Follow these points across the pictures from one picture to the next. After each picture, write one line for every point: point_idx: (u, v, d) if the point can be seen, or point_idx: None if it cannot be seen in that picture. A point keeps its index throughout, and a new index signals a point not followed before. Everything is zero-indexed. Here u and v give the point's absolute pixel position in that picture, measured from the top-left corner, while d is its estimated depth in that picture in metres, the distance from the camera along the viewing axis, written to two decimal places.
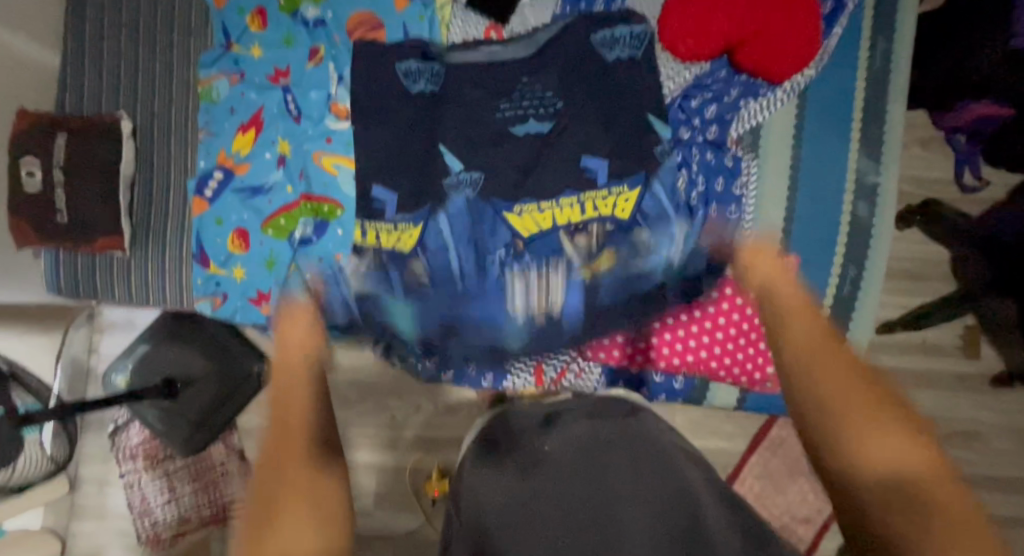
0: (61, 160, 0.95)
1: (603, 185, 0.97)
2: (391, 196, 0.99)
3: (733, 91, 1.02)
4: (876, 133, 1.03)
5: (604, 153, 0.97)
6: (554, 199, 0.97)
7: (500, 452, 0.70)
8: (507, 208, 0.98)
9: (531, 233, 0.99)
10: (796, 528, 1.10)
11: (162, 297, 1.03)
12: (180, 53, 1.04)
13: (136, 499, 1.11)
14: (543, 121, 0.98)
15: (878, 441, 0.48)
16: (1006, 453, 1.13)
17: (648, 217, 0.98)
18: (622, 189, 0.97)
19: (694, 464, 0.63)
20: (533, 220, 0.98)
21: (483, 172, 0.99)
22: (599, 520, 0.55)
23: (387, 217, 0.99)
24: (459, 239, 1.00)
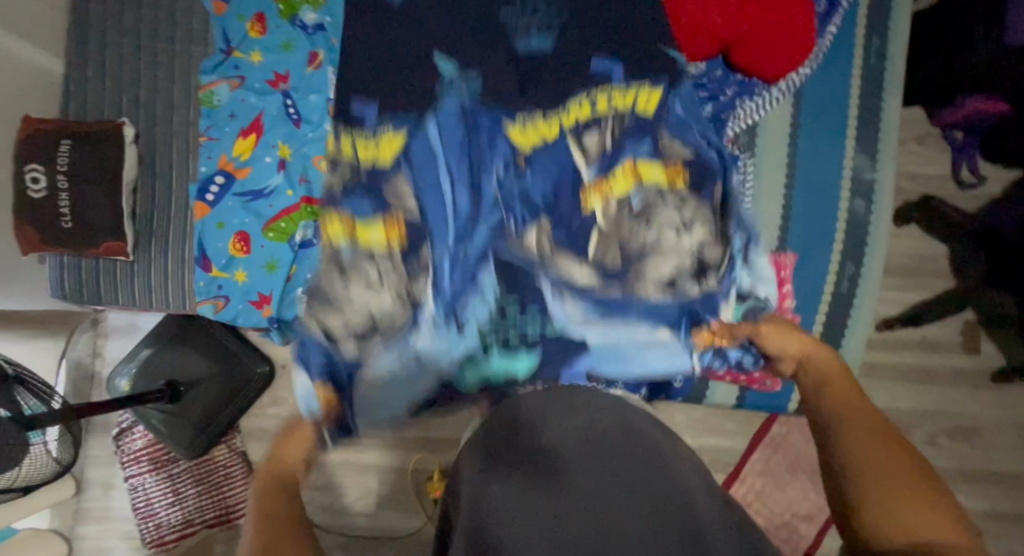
0: (64, 165, 0.96)
1: (616, 82, 0.91)
2: (368, 110, 0.95)
3: (728, 90, 1.00)
4: (873, 131, 1.04)
5: (609, 56, 0.93)
6: (558, 108, 0.91)
7: (501, 446, 0.69)
8: (509, 122, 0.92)
9: (532, 146, 0.91)
10: (798, 526, 1.10)
11: (165, 300, 1.04)
12: (181, 59, 1.05)
13: (140, 502, 1.11)
14: (544, 40, 0.96)
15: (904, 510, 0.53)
16: (1009, 447, 1.12)
17: (668, 120, 0.89)
18: (643, 86, 0.91)
19: (689, 463, 0.64)
20: (534, 135, 0.91)
21: (478, 75, 0.95)
22: (596, 507, 0.55)
23: (364, 126, 0.93)
24: (450, 152, 0.92)
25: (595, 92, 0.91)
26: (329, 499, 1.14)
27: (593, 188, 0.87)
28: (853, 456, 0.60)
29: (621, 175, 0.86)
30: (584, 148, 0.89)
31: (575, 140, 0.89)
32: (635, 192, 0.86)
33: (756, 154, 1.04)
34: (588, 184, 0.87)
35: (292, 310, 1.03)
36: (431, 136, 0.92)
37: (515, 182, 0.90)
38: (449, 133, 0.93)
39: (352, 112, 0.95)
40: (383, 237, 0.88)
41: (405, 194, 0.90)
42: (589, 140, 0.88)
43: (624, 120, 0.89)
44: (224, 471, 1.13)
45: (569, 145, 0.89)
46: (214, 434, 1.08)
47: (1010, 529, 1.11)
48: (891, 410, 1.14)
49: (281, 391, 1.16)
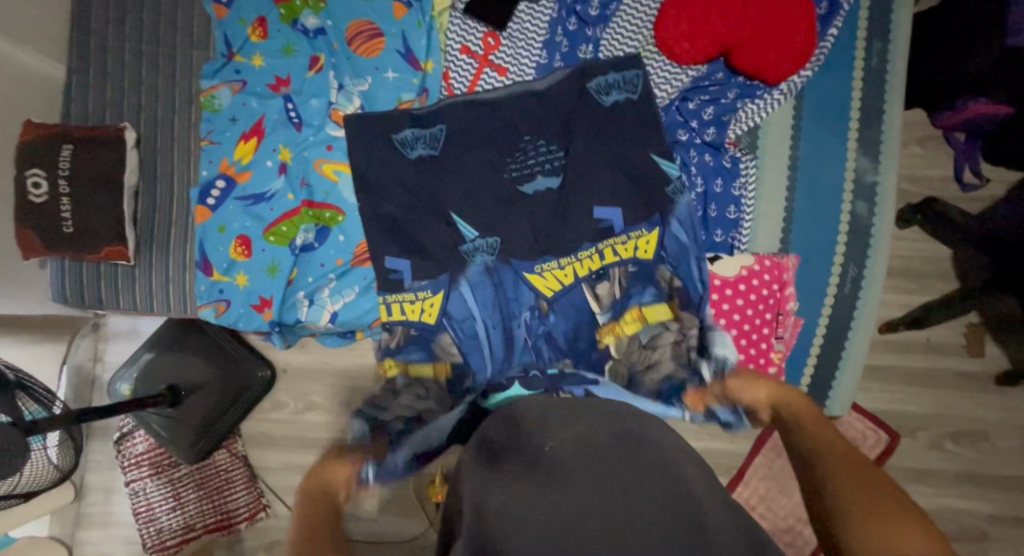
0: (66, 170, 0.96)
1: (619, 232, 1.01)
2: (405, 266, 1.02)
3: (729, 93, 1.03)
4: (874, 134, 1.03)
5: (611, 201, 1.00)
6: (573, 254, 1.01)
7: (501, 455, 0.69)
8: (528, 268, 1.02)
9: (555, 290, 1.02)
10: (802, 530, 1.10)
11: (166, 304, 1.04)
12: (183, 63, 1.05)
13: (141, 507, 1.11)
14: (550, 177, 1.02)
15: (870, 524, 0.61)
16: (1014, 451, 1.12)
17: (669, 255, 1.01)
18: (640, 232, 1.01)
19: (692, 468, 0.63)
20: (556, 278, 1.02)
21: (500, 238, 1.02)
22: (599, 519, 0.55)
23: (405, 287, 1.03)
24: (483, 306, 1.03)
25: (603, 244, 1.01)
26: None
27: (608, 328, 1.02)
28: (839, 489, 0.67)
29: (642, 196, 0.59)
30: (600, 300, 1.02)
31: (590, 290, 1.02)
32: (645, 328, 1.00)
33: (757, 156, 1.04)
34: (604, 325, 1.02)
35: (291, 314, 1.03)
36: (465, 297, 1.03)
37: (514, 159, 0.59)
38: (480, 293, 1.03)
39: (387, 267, 1.02)
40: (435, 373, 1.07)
41: (448, 345, 1.05)
42: (602, 289, 1.02)
43: (631, 266, 1.01)
44: (224, 476, 1.12)
45: (585, 293, 1.03)
46: (215, 440, 1.07)
47: (1016, 533, 1.10)
48: (895, 413, 1.13)
49: (282, 396, 1.16)
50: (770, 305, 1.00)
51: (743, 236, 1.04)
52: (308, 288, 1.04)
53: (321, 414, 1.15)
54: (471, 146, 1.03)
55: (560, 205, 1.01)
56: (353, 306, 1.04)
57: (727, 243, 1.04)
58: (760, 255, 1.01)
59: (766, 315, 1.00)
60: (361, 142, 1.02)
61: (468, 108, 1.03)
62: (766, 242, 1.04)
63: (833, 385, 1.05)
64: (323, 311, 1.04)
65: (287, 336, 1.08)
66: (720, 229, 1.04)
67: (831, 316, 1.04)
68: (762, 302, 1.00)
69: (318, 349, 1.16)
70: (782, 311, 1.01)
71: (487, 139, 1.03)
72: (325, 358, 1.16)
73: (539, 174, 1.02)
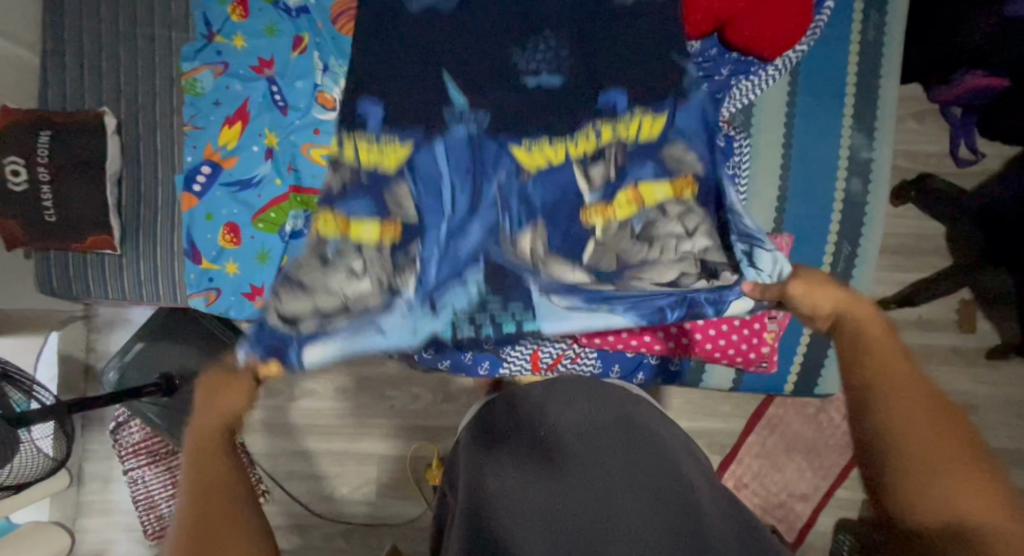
0: (44, 157, 0.94)
1: (623, 113, 0.83)
2: (373, 114, 0.87)
3: (722, 70, 0.99)
4: (871, 109, 1.02)
5: (621, 85, 0.84)
6: (567, 136, 0.84)
7: (501, 431, 0.67)
8: (514, 143, 0.85)
9: (539, 169, 0.84)
10: (794, 505, 1.12)
11: (155, 293, 1.02)
12: (162, 44, 1.02)
13: (140, 494, 1.11)
14: (556, 75, 0.88)
15: (943, 478, 0.47)
16: (1007, 425, 1.13)
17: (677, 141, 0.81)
18: (636, 116, 0.82)
19: (686, 451, 0.63)
20: (544, 156, 0.84)
21: (488, 113, 0.86)
22: (599, 507, 0.55)
23: (367, 131, 0.86)
24: (457, 169, 0.85)
25: (600, 125, 0.84)
26: (328, 488, 1.15)
27: (595, 209, 0.80)
28: (899, 452, 0.49)
29: (625, 201, 0.78)
30: (590, 177, 0.81)
31: (581, 169, 0.82)
32: (639, 216, 0.77)
33: (751, 134, 1.03)
34: (589, 205, 0.80)
35: None
36: (437, 155, 0.85)
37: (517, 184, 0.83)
38: (454, 155, 0.85)
39: (354, 118, 0.87)
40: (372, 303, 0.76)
41: (402, 199, 0.83)
42: (595, 170, 0.81)
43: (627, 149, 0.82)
44: None
45: (575, 173, 0.82)
46: None
47: None
48: None
49: (276, 382, 1.15)
50: None
51: None
52: None
53: (318, 400, 1.15)
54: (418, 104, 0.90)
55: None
56: None
57: None
58: None
59: None
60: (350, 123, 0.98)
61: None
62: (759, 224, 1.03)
63: (825, 363, 1.06)
64: None
65: None
66: None
67: None
68: None
69: None
70: None
71: None
72: None
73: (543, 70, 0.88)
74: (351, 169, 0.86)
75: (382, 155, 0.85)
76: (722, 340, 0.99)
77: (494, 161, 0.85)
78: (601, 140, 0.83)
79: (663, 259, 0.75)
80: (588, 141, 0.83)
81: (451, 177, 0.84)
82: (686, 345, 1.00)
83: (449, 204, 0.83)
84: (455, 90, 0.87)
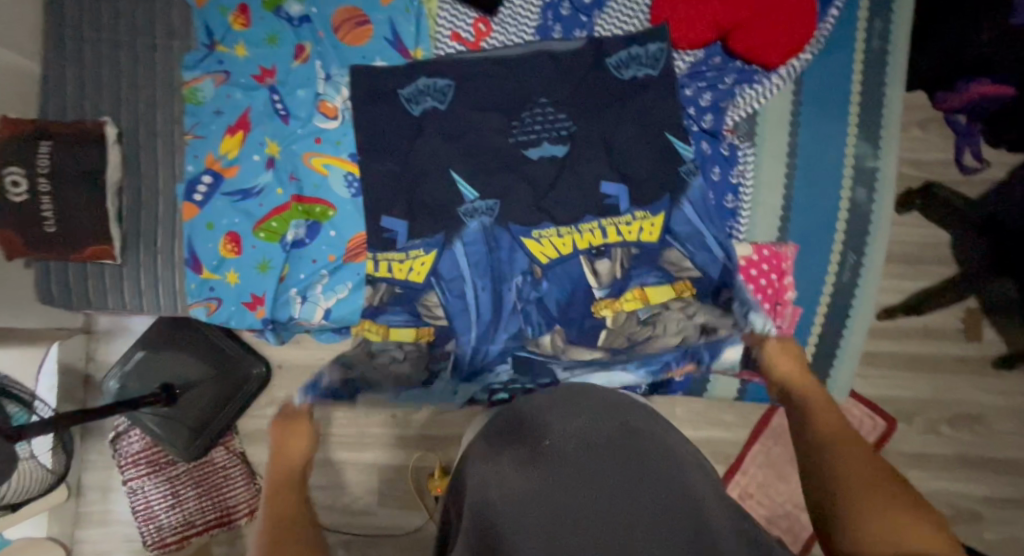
0: (45, 167, 0.93)
1: (624, 211, 0.97)
2: (402, 225, 0.99)
3: (726, 78, 1.01)
4: (875, 117, 1.02)
5: (617, 178, 0.98)
6: (574, 225, 0.98)
7: (503, 445, 0.66)
8: (525, 234, 0.98)
9: (552, 257, 0.99)
10: (799, 516, 1.11)
11: (156, 303, 1.01)
12: (162, 53, 1.02)
13: (138, 505, 1.09)
14: (557, 145, 0.99)
15: (874, 512, 0.60)
16: (1013, 435, 1.12)
17: (679, 238, 0.98)
18: (645, 214, 0.98)
19: (691, 459, 0.62)
20: (553, 246, 0.99)
21: (498, 200, 0.99)
22: (605, 515, 0.53)
23: (398, 246, 0.99)
24: (477, 267, 1.00)
25: (604, 222, 0.98)
26: (330, 498, 1.14)
27: (605, 303, 1.01)
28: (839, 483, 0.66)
29: (631, 298, 1.00)
30: (597, 270, 1.00)
31: (588, 264, 1.00)
32: (645, 307, 1.01)
33: (756, 142, 1.02)
34: (600, 300, 1.01)
35: (284, 312, 1.01)
36: (459, 255, 0.99)
37: (533, 286, 1.01)
38: (473, 252, 0.99)
39: (383, 227, 0.99)
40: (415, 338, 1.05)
41: (434, 304, 1.02)
42: (602, 266, 0.99)
43: (633, 248, 0.98)
44: (222, 473, 1.12)
45: (583, 266, 1.00)
46: (211, 437, 1.06)
47: (1013, 518, 1.11)
48: (892, 399, 1.13)
49: (278, 392, 1.15)
50: (768, 294, 0.99)
51: (740, 224, 1.03)
52: (301, 285, 1.01)
53: None
54: (450, 137, 0.99)
55: (562, 172, 0.98)
56: (347, 302, 1.01)
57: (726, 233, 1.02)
58: (758, 245, 1.00)
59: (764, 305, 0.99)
60: (364, 133, 0.99)
61: (477, 66, 1.01)
62: (764, 232, 1.03)
63: (830, 373, 1.05)
64: (317, 307, 1.01)
65: (281, 332, 1.05)
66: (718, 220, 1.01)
67: (829, 306, 1.04)
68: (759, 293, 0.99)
69: (313, 346, 1.15)
70: (780, 301, 1.00)
71: (474, 139, 0.99)
72: (323, 355, 1.15)
73: (545, 141, 0.99)
74: (387, 284, 1.01)
75: (411, 265, 0.99)
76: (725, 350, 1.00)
77: (509, 250, 1.00)
78: (606, 237, 0.98)
79: (665, 332, 1.00)
80: (594, 235, 0.98)
81: (474, 276, 1.00)
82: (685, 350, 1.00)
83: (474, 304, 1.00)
84: (466, 186, 0.99)
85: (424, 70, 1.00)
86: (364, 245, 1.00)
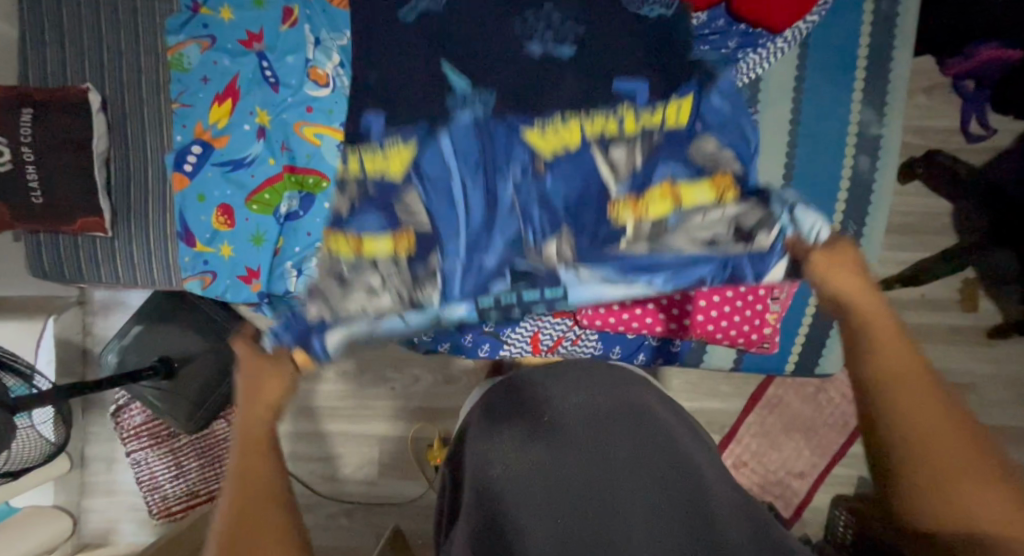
0: (28, 137, 0.90)
1: (643, 106, 0.87)
2: (379, 120, 0.92)
3: (730, 42, 0.96)
4: (883, 84, 1.00)
5: (635, 74, 0.88)
6: (579, 113, 0.87)
7: (507, 408, 0.65)
8: (526, 126, 0.88)
9: (554, 152, 0.87)
10: (792, 482, 1.13)
11: (151, 277, 1.01)
12: (144, 17, 0.98)
13: (143, 475, 1.12)
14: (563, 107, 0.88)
15: (920, 422, 0.48)
16: (1002, 402, 1.13)
17: (708, 126, 0.86)
18: (670, 102, 0.87)
19: (681, 429, 0.61)
20: (558, 139, 0.87)
21: (493, 91, 0.90)
22: (608, 508, 0.52)
23: (371, 140, 0.91)
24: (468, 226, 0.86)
25: (622, 111, 0.87)
26: (329, 468, 1.15)
27: (623, 204, 0.84)
28: (932, 472, 0.47)
29: (659, 196, 0.83)
30: (614, 166, 0.85)
31: (602, 156, 0.86)
32: (675, 212, 0.83)
33: (759, 109, 1.01)
34: (617, 200, 0.84)
35: (280, 285, 0.99)
36: (450, 165, 0.88)
37: (533, 180, 0.86)
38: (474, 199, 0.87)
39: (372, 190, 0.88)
40: (391, 249, 0.84)
41: (413, 204, 0.87)
42: (618, 156, 0.85)
43: (660, 138, 0.86)
44: (223, 445, 1.13)
45: (595, 160, 0.86)
46: (211, 410, 1.07)
47: None
48: None
49: None
50: None
51: None
52: (296, 259, 0.98)
53: (316, 382, 1.15)
54: None
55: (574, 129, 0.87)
56: None
57: None
58: None
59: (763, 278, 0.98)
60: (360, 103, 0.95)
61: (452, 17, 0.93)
62: None
63: (827, 343, 1.06)
64: None
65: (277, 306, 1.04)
66: None
67: None
68: None
69: None
70: None
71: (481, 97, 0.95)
72: None
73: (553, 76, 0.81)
74: (357, 181, 0.90)
75: (388, 158, 0.88)
76: (723, 322, 0.99)
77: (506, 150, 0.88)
78: (623, 125, 0.86)
79: (696, 219, 0.83)
80: (608, 122, 0.87)
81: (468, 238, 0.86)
82: (685, 326, 1.00)
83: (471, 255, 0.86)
84: (454, 75, 0.91)
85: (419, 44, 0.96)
86: None
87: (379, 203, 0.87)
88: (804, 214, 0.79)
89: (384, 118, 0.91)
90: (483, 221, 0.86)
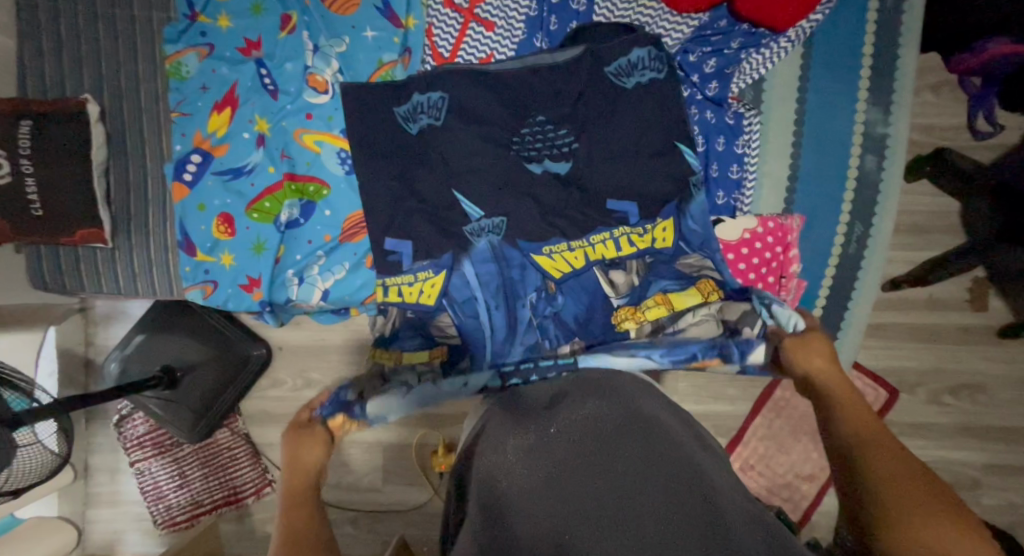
0: (26, 148, 0.89)
1: (633, 225, 0.94)
2: (404, 244, 0.95)
3: (732, 43, 0.96)
4: (888, 81, 0.98)
5: (627, 195, 0.94)
6: (586, 238, 0.94)
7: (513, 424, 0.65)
8: (536, 250, 0.95)
9: (565, 272, 0.95)
10: (800, 486, 1.12)
11: (152, 287, 1.00)
12: (143, 26, 0.98)
13: (148, 486, 1.11)
14: (559, 162, 0.95)
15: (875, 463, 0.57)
16: (1013, 402, 1.12)
17: (692, 243, 0.95)
18: (657, 223, 0.94)
19: (688, 439, 0.60)
20: (566, 261, 0.95)
21: (505, 217, 0.95)
22: (617, 507, 0.50)
23: (404, 269, 0.96)
24: (488, 287, 0.95)
25: (617, 233, 0.94)
26: (334, 476, 1.15)
27: (626, 312, 0.94)
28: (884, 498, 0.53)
29: (653, 304, 0.93)
30: (614, 280, 0.96)
31: (603, 275, 0.96)
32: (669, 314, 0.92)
33: (762, 110, 1.00)
34: (618, 308, 0.95)
35: (281, 293, 0.99)
36: (471, 279, 0.95)
37: (547, 301, 0.96)
38: (482, 270, 0.95)
39: (386, 249, 0.95)
40: (429, 357, 0.93)
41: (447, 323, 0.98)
42: (617, 277, 0.96)
43: (649, 256, 0.96)
44: (228, 453, 1.12)
45: (598, 279, 0.96)
46: (215, 418, 1.06)
47: (1011, 484, 1.12)
48: (895, 370, 1.12)
49: (280, 373, 1.15)
50: (773, 268, 0.97)
51: (746, 196, 1.00)
52: (297, 266, 0.99)
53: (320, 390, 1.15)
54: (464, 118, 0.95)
55: (569, 192, 0.95)
56: (343, 283, 0.98)
57: (729, 205, 0.99)
58: (763, 217, 0.98)
59: (769, 279, 0.98)
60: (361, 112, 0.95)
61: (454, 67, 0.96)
62: (770, 203, 1.01)
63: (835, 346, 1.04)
64: (314, 289, 0.99)
65: (280, 314, 1.03)
66: (722, 191, 0.99)
67: (835, 277, 1.02)
68: (765, 267, 0.97)
69: (313, 326, 1.14)
70: (785, 274, 0.98)
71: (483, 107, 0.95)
72: (322, 336, 1.15)
73: (546, 158, 0.95)
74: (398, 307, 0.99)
75: (421, 287, 0.96)
76: None
77: (520, 268, 0.96)
78: (619, 248, 0.94)
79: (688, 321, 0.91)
80: (608, 246, 0.94)
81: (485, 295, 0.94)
82: None
83: (489, 326, 0.94)
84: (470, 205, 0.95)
85: (415, 87, 0.96)
86: (361, 223, 0.99)
87: (419, 326, 0.98)
88: (781, 309, 0.85)
89: (411, 245, 0.95)
90: (507, 337, 0.93)
